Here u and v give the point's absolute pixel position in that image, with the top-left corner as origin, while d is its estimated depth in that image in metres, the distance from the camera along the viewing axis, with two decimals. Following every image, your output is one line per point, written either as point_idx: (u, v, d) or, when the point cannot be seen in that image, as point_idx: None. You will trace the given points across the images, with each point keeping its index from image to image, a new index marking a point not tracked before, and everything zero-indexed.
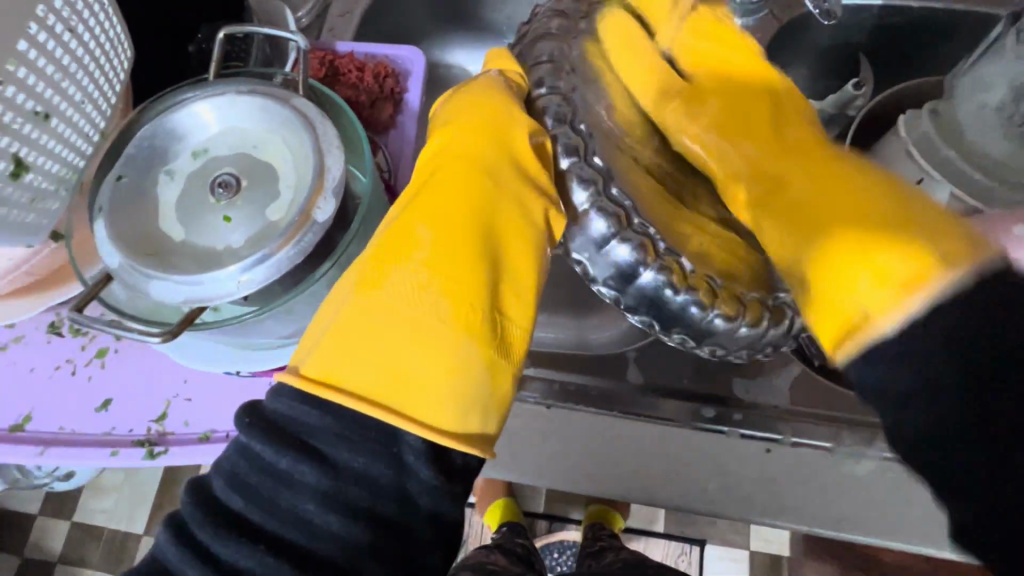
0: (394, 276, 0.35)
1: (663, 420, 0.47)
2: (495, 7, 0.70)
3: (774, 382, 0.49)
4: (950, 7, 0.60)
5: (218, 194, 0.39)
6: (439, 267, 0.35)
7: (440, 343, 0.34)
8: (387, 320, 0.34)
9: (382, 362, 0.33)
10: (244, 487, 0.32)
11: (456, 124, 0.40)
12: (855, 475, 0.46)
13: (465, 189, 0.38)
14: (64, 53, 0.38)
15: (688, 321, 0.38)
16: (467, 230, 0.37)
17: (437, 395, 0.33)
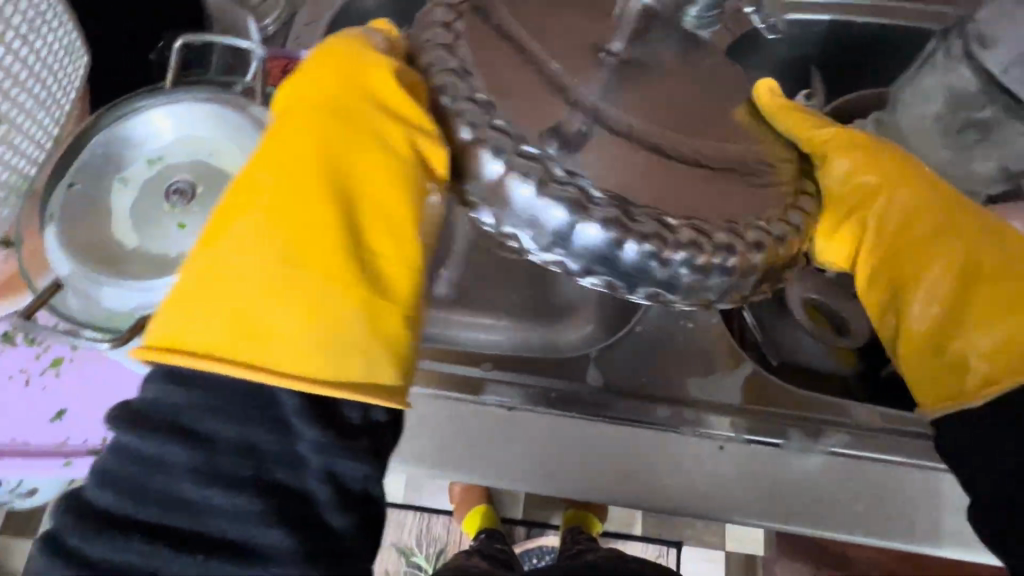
0: (234, 225, 0.32)
1: (618, 419, 0.49)
2: None
3: (727, 380, 0.51)
4: (892, 23, 0.64)
5: (172, 201, 0.40)
6: (284, 211, 0.32)
7: (303, 292, 0.31)
8: (237, 278, 0.31)
9: (225, 313, 0.30)
10: (126, 484, 0.29)
11: (302, 67, 0.37)
12: (804, 469, 0.48)
13: (312, 127, 0.34)
14: (13, 60, 0.38)
15: (612, 260, 0.35)
16: (314, 170, 0.33)
17: (293, 340, 0.30)
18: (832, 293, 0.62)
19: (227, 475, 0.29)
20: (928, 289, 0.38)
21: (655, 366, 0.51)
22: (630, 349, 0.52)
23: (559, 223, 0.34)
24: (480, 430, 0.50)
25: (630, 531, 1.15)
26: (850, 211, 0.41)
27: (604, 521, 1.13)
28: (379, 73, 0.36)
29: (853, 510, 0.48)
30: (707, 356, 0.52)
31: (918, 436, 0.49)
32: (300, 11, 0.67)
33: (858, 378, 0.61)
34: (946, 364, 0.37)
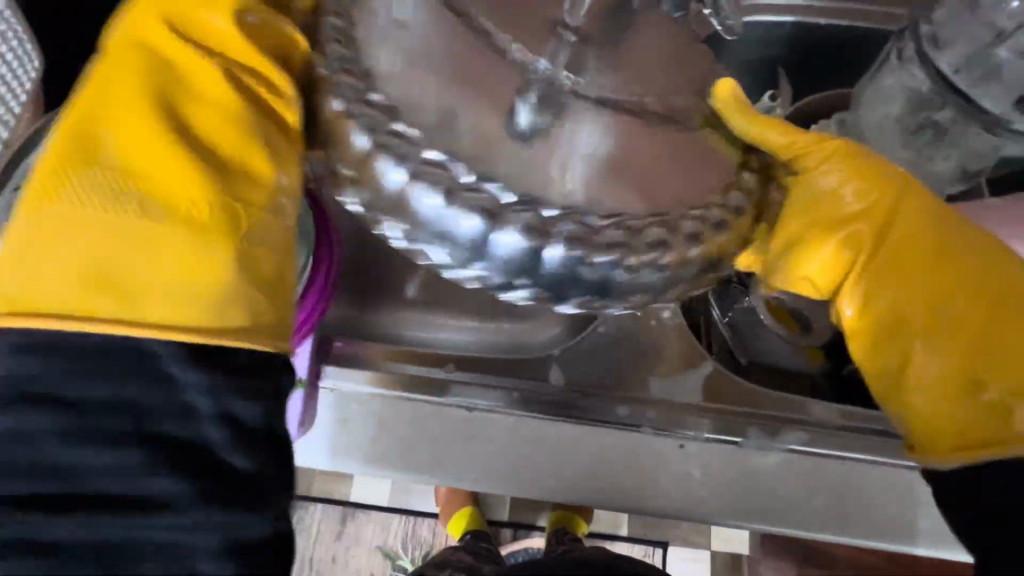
0: (76, 181, 0.31)
1: (579, 419, 0.49)
2: None
3: (688, 380, 0.51)
4: (857, 25, 0.64)
5: None
6: (135, 168, 0.33)
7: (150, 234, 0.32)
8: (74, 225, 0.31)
9: (78, 271, 0.30)
10: (5, 469, 0.27)
11: (133, 24, 0.37)
12: (763, 467, 0.48)
13: (150, 84, 0.35)
14: None
15: (535, 270, 0.33)
16: (156, 125, 0.34)
17: (158, 288, 0.31)
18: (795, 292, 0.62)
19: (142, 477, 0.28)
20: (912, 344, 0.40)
21: (617, 366, 0.51)
22: (591, 349, 0.52)
23: (511, 248, 0.32)
24: (440, 431, 0.50)
25: (617, 532, 1.15)
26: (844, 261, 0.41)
27: (589, 522, 1.13)
28: (216, 29, 0.38)
29: (811, 506, 0.48)
30: (668, 354, 0.52)
31: (875, 433, 0.49)
32: None
33: (825, 376, 0.62)
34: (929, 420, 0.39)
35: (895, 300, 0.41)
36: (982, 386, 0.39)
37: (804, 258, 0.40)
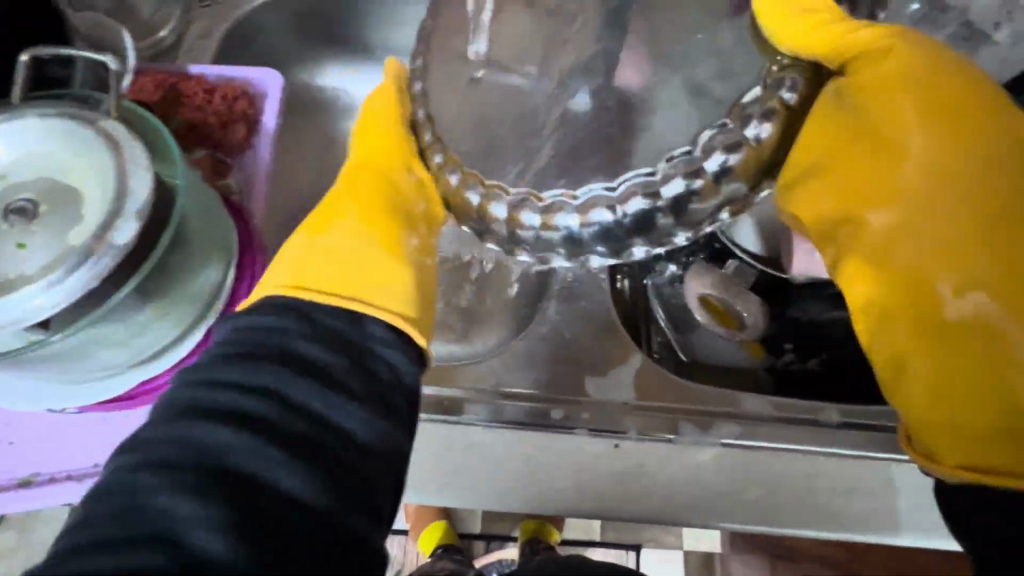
0: (337, 229, 0.48)
1: (514, 424, 0.48)
2: (361, 27, 0.72)
3: (621, 376, 0.51)
4: None
5: (11, 221, 0.37)
6: (368, 220, 0.48)
7: (349, 249, 0.47)
8: (301, 245, 0.47)
9: (337, 275, 0.44)
10: (170, 451, 0.31)
11: (367, 111, 0.54)
12: (699, 462, 0.48)
13: (376, 157, 0.52)
14: None
15: (564, 241, 0.40)
16: (373, 191, 0.50)
17: (382, 291, 0.44)
18: (731, 289, 0.60)
19: (230, 489, 0.30)
20: (931, 325, 0.41)
21: (553, 366, 0.52)
22: (526, 349, 0.52)
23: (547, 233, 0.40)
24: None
25: (592, 537, 1.14)
26: (876, 212, 0.44)
27: (562, 529, 1.12)
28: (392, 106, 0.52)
29: (744, 498, 0.48)
30: (598, 352, 0.52)
31: (805, 422, 0.50)
32: (194, 24, 0.67)
33: (766, 371, 0.62)
34: (937, 410, 0.40)
35: (927, 274, 0.42)
36: (1007, 388, 0.39)
37: (817, 191, 0.45)
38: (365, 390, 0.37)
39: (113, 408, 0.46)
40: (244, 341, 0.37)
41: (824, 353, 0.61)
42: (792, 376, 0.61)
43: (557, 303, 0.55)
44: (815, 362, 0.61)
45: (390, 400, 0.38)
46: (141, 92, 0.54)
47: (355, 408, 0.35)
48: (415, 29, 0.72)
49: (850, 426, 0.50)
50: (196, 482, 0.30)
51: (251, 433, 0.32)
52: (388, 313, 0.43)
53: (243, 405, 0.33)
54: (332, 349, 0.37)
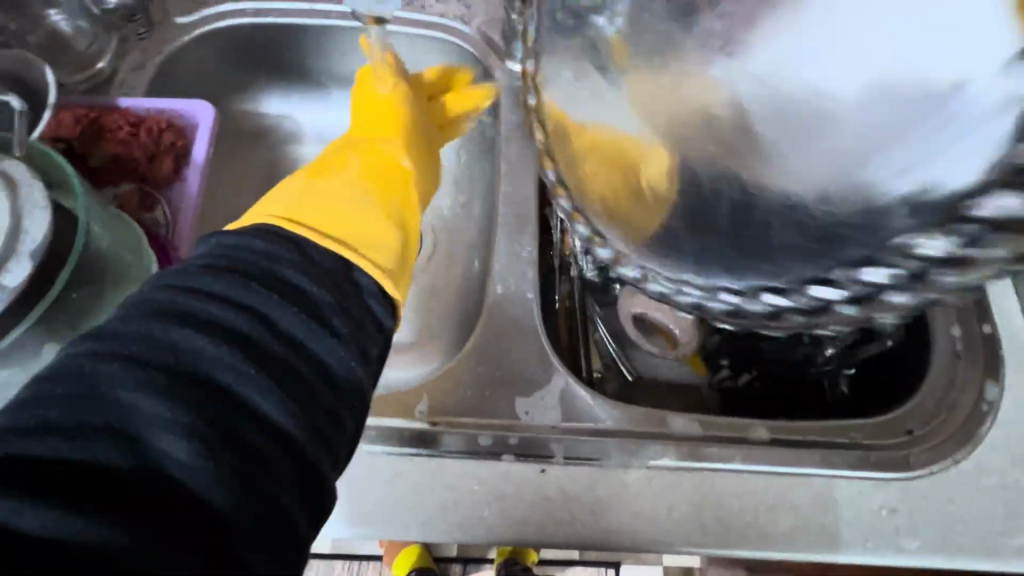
0: (335, 180, 0.53)
1: (437, 451, 0.49)
2: (303, 54, 0.73)
3: (545, 398, 0.52)
4: None
5: None
6: (363, 181, 0.55)
7: (352, 196, 0.52)
8: (304, 185, 0.52)
9: (325, 219, 0.48)
10: (149, 343, 0.32)
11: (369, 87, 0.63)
12: (626, 483, 0.48)
13: (379, 131, 0.60)
14: None
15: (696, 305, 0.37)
16: (372, 158, 0.58)
17: (368, 238, 0.49)
18: (660, 306, 0.60)
19: (193, 395, 0.31)
20: None
21: (482, 390, 0.52)
22: (454, 374, 0.53)
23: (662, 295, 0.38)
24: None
25: (570, 556, 1.13)
26: None
27: (540, 549, 1.11)
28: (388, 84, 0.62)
29: (673, 518, 0.48)
30: (520, 374, 0.53)
31: (729, 439, 0.50)
32: (133, 55, 0.67)
33: (711, 389, 0.63)
34: None
35: None
36: None
37: None
38: (356, 337, 0.38)
39: None
40: (230, 260, 0.38)
41: (754, 369, 0.61)
42: (727, 393, 0.62)
43: (488, 325, 0.55)
44: (748, 378, 0.61)
45: (369, 349, 0.39)
46: (62, 126, 0.54)
47: (335, 345, 0.37)
48: (355, 56, 0.73)
49: (778, 443, 0.50)
50: (162, 380, 0.31)
51: (231, 347, 0.33)
52: (372, 259, 0.47)
53: (224, 317, 0.34)
54: (319, 283, 0.39)
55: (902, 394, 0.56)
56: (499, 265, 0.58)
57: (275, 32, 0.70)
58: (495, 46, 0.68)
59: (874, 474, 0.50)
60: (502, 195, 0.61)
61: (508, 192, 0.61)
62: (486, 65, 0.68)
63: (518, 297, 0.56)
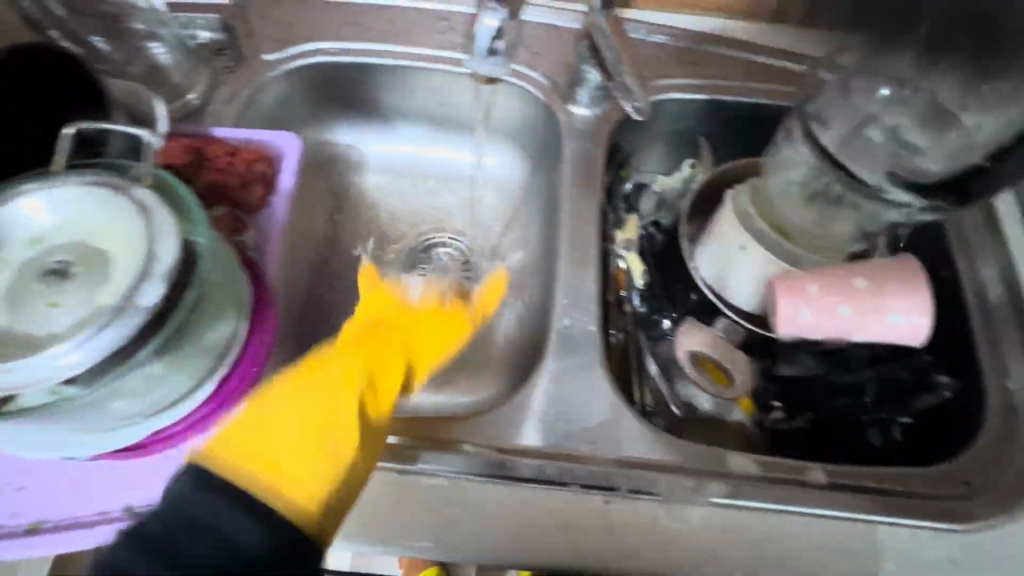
0: (325, 400, 0.49)
1: (508, 479, 0.50)
2: (375, 92, 0.77)
3: (608, 430, 0.54)
4: (768, 103, 0.71)
5: (48, 282, 0.40)
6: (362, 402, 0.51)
7: (342, 435, 0.48)
8: (298, 411, 0.49)
9: (284, 462, 0.46)
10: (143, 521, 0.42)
11: None
12: (688, 519, 0.50)
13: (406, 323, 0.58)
14: None
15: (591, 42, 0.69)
16: (384, 370, 0.54)
17: (322, 479, 0.46)
18: (718, 346, 0.63)
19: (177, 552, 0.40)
20: None
21: (549, 419, 0.54)
22: (519, 402, 0.55)
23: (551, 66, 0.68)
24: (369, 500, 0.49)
25: None
26: None
27: None
28: None
29: (733, 555, 0.49)
30: (586, 406, 0.55)
31: (790, 481, 0.52)
32: (221, 87, 0.71)
33: (758, 428, 0.63)
34: None
35: None
36: None
37: None
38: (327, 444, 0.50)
39: (125, 456, 0.47)
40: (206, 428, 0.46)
41: (810, 412, 0.63)
42: (782, 435, 0.63)
43: (556, 356, 0.57)
44: (803, 421, 0.63)
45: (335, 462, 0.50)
46: (169, 154, 0.59)
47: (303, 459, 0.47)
48: (425, 95, 0.77)
49: (835, 486, 0.52)
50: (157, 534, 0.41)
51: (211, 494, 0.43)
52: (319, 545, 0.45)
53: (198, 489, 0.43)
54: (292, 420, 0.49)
55: (955, 446, 0.57)
56: (564, 299, 0.60)
57: (351, 70, 0.74)
58: (560, 90, 0.72)
59: (933, 524, 0.50)
60: (566, 232, 0.64)
61: (572, 230, 0.64)
62: (549, 108, 0.72)
63: (582, 331, 0.59)
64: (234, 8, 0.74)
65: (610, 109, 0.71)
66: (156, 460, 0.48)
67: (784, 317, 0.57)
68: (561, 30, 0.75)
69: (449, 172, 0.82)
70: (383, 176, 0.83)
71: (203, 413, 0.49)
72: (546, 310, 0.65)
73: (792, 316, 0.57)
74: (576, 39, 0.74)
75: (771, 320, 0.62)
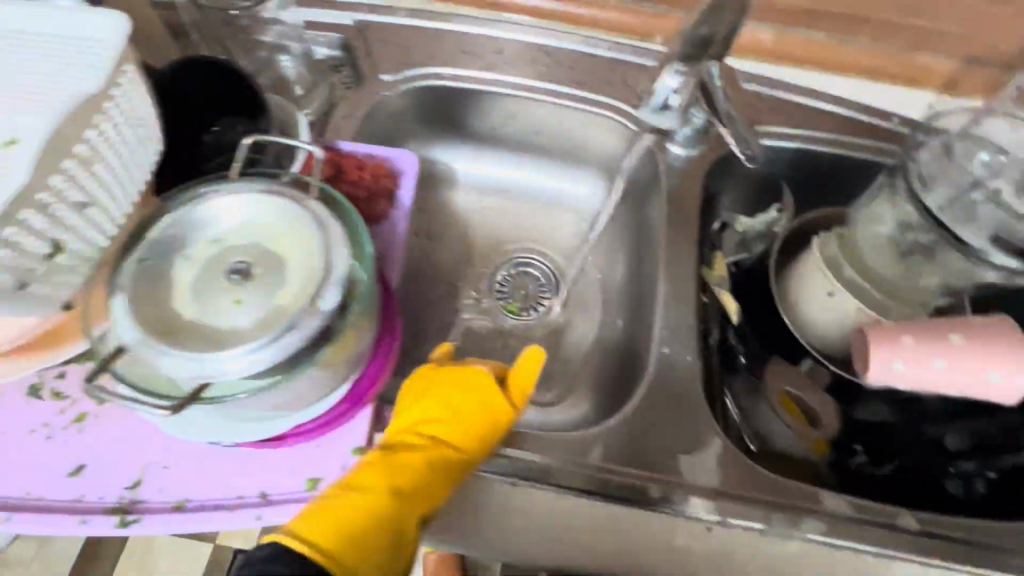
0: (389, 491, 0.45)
1: (616, 498, 0.53)
2: (477, 117, 0.82)
3: (706, 460, 0.56)
4: (857, 157, 0.75)
5: (231, 280, 0.44)
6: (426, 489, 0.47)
7: (401, 541, 0.45)
8: (360, 508, 0.43)
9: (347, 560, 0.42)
10: None
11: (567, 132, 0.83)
12: (783, 553, 0.53)
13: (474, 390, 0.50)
14: (99, 161, 0.41)
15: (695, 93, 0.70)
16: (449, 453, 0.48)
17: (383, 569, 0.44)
18: (807, 387, 0.66)
19: None
20: None
21: (651, 443, 0.57)
22: (622, 426, 0.57)
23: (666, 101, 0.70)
24: (487, 507, 0.52)
25: None
26: None
27: None
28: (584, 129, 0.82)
29: None
30: (686, 434, 0.57)
31: (882, 525, 0.53)
32: (339, 103, 0.76)
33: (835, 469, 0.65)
34: None
35: None
36: None
37: None
38: None
39: (265, 445, 0.50)
40: None
41: (900, 460, 0.64)
42: (866, 478, 0.65)
43: (656, 385, 0.60)
44: (891, 468, 0.65)
45: None
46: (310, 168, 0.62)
47: None
48: (525, 122, 0.81)
49: (927, 534, 0.53)
50: None
51: None
52: None
53: None
54: None
55: None
56: (662, 331, 0.63)
57: (460, 95, 0.79)
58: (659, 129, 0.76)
59: None
60: (663, 266, 0.67)
61: (670, 264, 0.67)
62: (647, 145, 0.75)
63: (679, 362, 0.61)
64: (355, 29, 0.79)
65: (706, 150, 0.75)
66: (290, 452, 0.51)
67: (875, 364, 0.60)
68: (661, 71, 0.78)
69: (538, 195, 0.85)
70: (477, 196, 0.86)
71: (339, 410, 0.52)
72: (639, 339, 0.68)
73: (884, 364, 0.60)
74: None
75: (857, 365, 0.64)
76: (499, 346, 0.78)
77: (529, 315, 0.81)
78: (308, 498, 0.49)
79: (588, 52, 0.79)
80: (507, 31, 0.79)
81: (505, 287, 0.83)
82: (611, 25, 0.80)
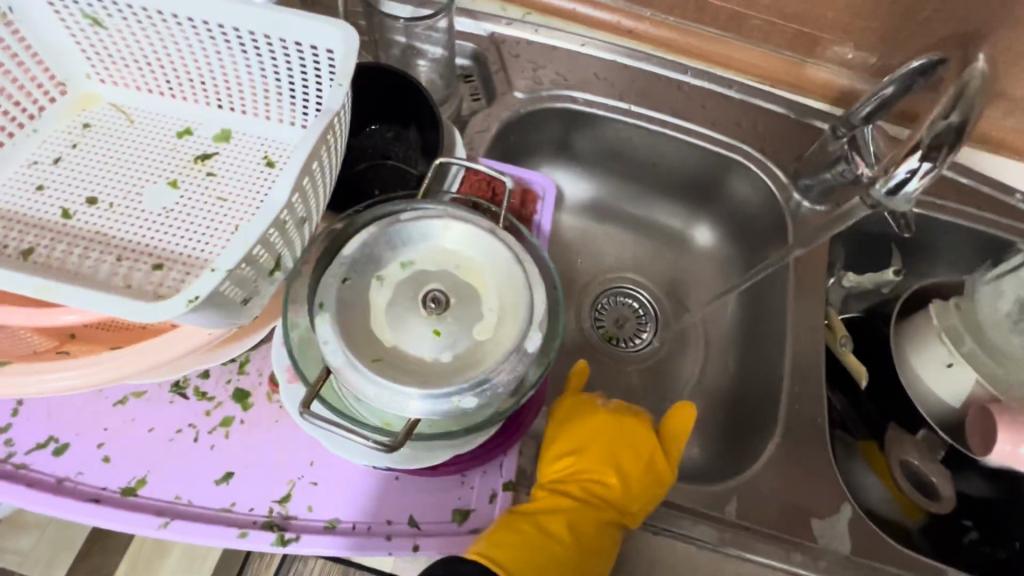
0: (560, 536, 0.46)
1: (756, 559, 0.53)
2: (594, 143, 0.81)
3: (837, 525, 0.56)
4: (980, 229, 0.75)
5: (430, 308, 0.43)
6: (592, 541, 0.47)
7: None
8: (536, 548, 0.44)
9: None
10: None
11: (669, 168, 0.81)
12: None
13: (633, 446, 0.51)
14: (319, 177, 0.40)
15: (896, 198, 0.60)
16: (611, 505, 0.49)
17: None
18: (925, 457, 0.66)
19: None
20: None
21: (783, 504, 0.57)
22: (755, 483, 0.57)
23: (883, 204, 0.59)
24: (637, 561, 0.52)
25: None
26: None
27: None
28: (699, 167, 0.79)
29: None
30: (817, 497, 0.57)
31: None
32: (471, 117, 0.74)
33: (943, 543, 0.65)
34: None
35: None
36: None
37: None
38: None
39: (417, 472, 0.49)
40: None
41: (1016, 542, 0.64)
42: (976, 556, 0.64)
43: (787, 444, 0.60)
44: (1003, 551, 0.64)
45: None
46: (472, 189, 0.60)
47: None
48: (645, 153, 0.80)
49: None
50: None
51: None
52: None
53: None
54: None
55: None
56: (790, 388, 0.63)
57: (587, 120, 0.78)
58: (788, 179, 0.75)
59: None
60: (791, 321, 0.67)
61: (798, 321, 0.67)
62: (771, 193, 0.75)
63: (808, 421, 0.61)
64: (489, 40, 0.78)
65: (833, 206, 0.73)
66: (436, 481, 0.49)
67: (1003, 447, 0.60)
68: (789, 120, 0.78)
69: (645, 227, 0.85)
70: (584, 220, 0.85)
71: (494, 442, 0.50)
72: (758, 390, 0.68)
73: (1011, 448, 0.60)
74: (805, 132, 0.78)
75: (973, 441, 0.64)
76: (602, 375, 0.77)
77: (630, 345, 0.80)
78: (460, 532, 0.48)
79: (718, 92, 0.79)
80: (639, 61, 0.79)
81: (605, 314, 0.82)
82: (744, 67, 0.79)
